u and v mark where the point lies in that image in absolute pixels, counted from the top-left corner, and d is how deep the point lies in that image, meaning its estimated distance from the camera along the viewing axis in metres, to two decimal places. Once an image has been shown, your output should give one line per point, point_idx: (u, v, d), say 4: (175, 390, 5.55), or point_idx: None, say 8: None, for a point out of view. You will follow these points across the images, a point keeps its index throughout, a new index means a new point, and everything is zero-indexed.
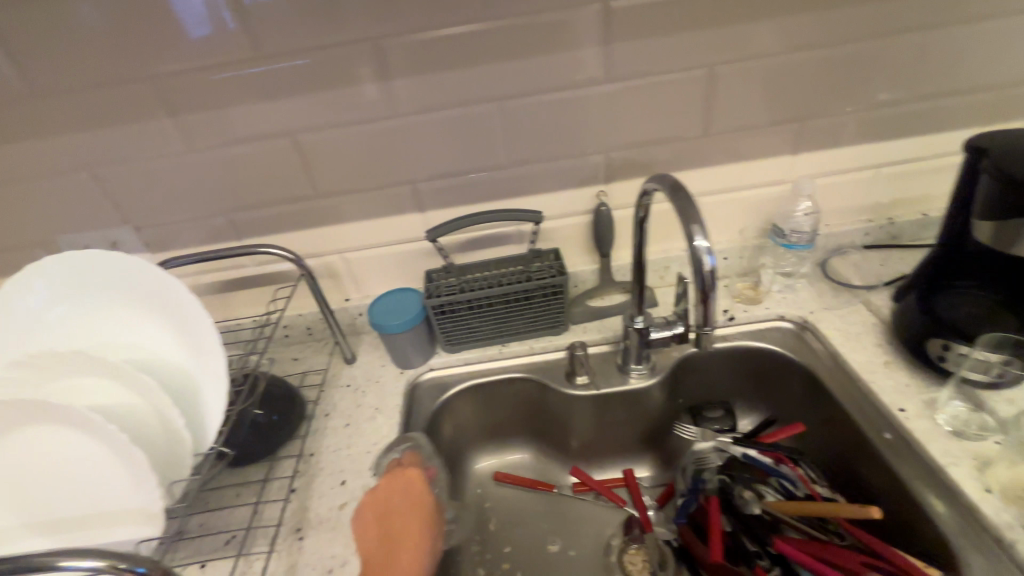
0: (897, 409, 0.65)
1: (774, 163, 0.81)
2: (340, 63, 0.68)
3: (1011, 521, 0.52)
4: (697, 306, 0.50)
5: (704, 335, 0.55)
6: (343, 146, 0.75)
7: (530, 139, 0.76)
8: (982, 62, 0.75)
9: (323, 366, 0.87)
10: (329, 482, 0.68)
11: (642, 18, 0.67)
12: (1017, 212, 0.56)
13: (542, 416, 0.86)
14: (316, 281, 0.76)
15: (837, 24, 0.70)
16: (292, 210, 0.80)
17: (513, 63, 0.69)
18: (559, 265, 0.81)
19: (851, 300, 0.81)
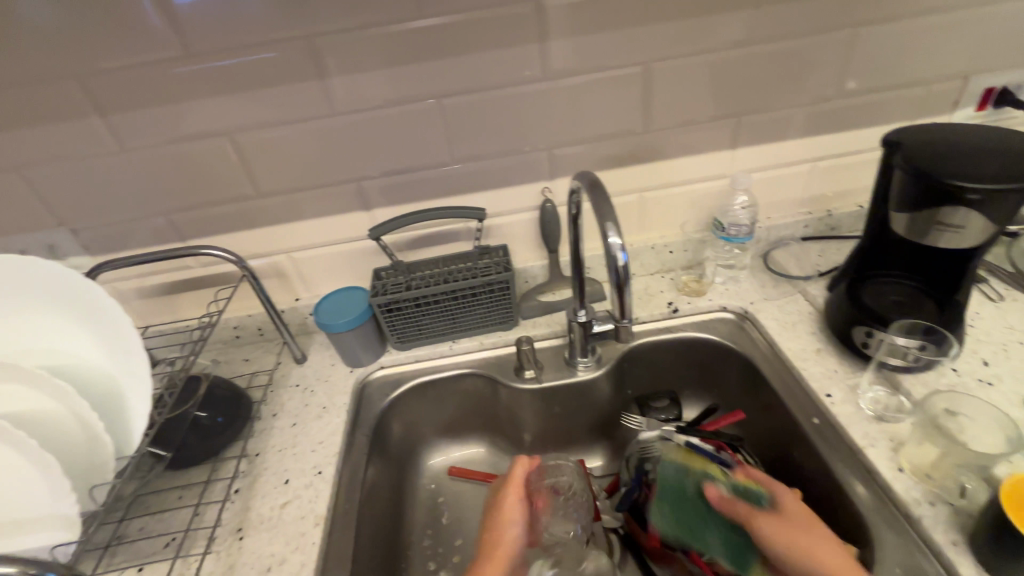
0: (824, 394, 0.67)
1: (714, 158, 0.84)
2: (273, 61, 0.68)
3: (918, 498, 0.54)
4: (613, 296, 0.54)
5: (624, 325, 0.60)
6: (282, 145, 0.74)
7: (472, 136, 0.76)
8: (911, 57, 0.77)
9: (272, 366, 0.87)
10: (272, 481, 0.69)
11: (575, 16, 0.68)
12: (926, 204, 0.59)
13: (493, 410, 0.87)
14: (259, 281, 0.75)
15: (769, 21, 0.71)
16: (235, 210, 0.80)
17: (449, 60, 0.70)
18: (505, 261, 0.81)
19: (789, 290, 0.84)
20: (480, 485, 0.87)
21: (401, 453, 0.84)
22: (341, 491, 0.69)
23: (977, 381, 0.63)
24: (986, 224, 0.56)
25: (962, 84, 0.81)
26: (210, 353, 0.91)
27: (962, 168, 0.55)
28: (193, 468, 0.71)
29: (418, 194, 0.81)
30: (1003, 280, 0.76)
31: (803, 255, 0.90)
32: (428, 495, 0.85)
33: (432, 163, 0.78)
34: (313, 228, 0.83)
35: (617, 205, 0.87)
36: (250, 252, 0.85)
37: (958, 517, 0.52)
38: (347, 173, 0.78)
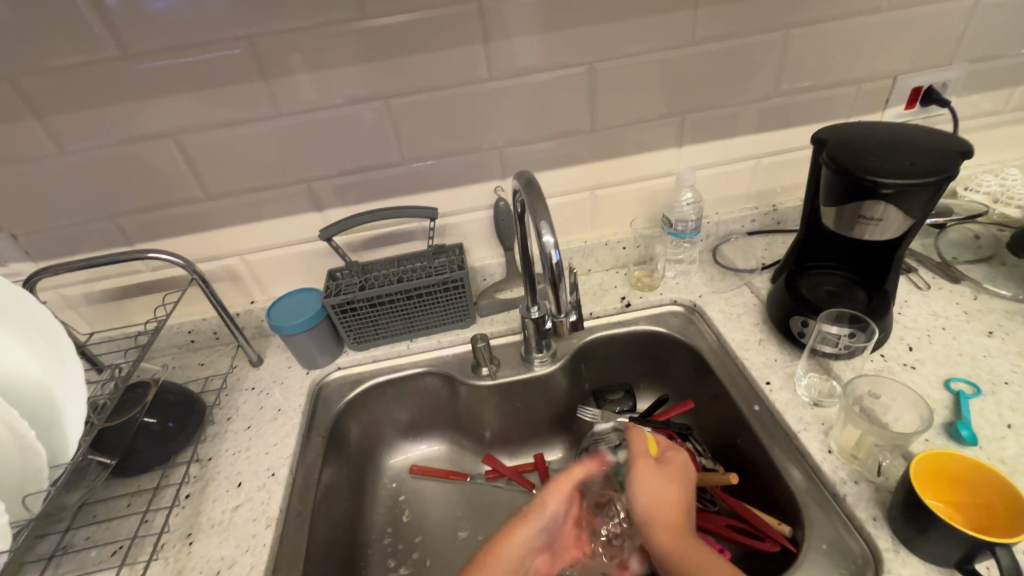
0: (764, 381, 0.70)
1: (661, 156, 0.86)
2: (215, 62, 0.67)
3: (844, 477, 0.58)
4: (550, 288, 0.58)
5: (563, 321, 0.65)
6: (229, 147, 0.74)
7: (422, 136, 0.77)
8: (843, 57, 0.80)
9: (226, 370, 0.86)
10: (224, 485, 0.68)
11: (517, 18, 0.69)
12: (850, 200, 0.61)
13: (452, 407, 0.88)
14: (209, 284, 0.75)
15: (707, 23, 0.74)
16: (183, 213, 0.79)
17: (393, 61, 0.70)
18: (460, 260, 0.82)
19: (736, 283, 0.87)
20: (441, 481, 0.87)
21: (360, 452, 0.84)
22: (294, 491, 0.69)
23: (902, 366, 0.67)
24: (903, 218, 0.59)
25: (892, 83, 0.85)
26: (164, 358, 0.90)
27: (880, 165, 0.58)
28: (143, 474, 0.70)
29: (370, 195, 0.82)
30: (930, 270, 0.80)
31: (749, 248, 0.93)
32: (389, 493, 0.86)
33: (383, 163, 0.79)
34: (266, 230, 0.83)
35: (570, 203, 0.89)
36: (202, 256, 0.84)
37: (878, 494, 0.56)
38: (297, 174, 0.78)
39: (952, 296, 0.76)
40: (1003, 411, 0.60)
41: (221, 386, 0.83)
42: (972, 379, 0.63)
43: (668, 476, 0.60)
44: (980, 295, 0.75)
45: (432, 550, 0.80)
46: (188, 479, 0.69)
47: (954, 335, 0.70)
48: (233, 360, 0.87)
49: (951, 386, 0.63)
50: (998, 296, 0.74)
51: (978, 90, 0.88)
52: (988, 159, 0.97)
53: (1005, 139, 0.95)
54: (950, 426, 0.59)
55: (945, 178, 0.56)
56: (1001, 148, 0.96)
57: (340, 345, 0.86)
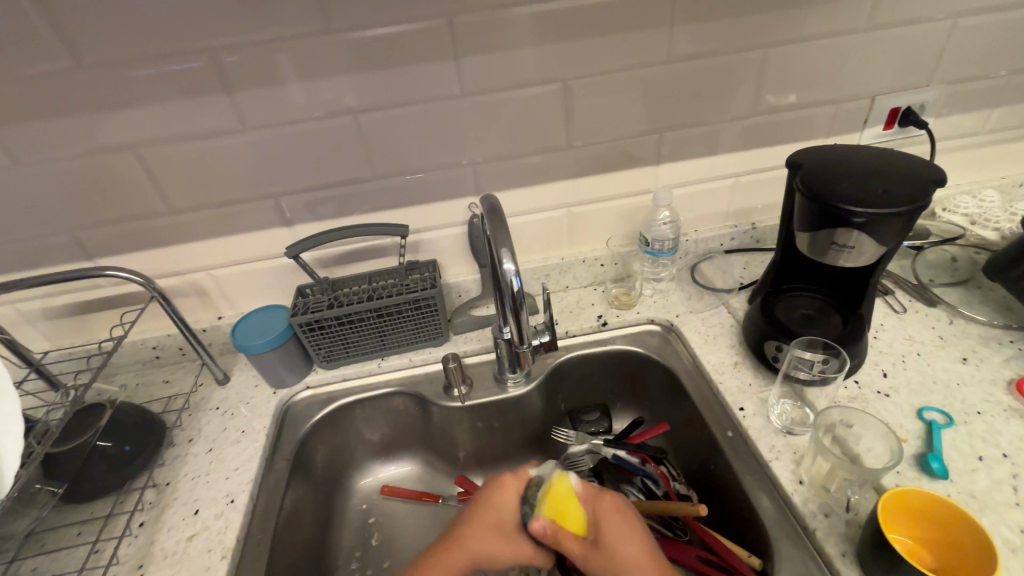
0: (737, 407, 0.69)
1: (637, 174, 0.85)
2: (174, 74, 0.65)
3: (814, 510, 0.56)
4: (510, 316, 0.57)
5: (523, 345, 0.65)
6: (192, 162, 0.72)
7: (392, 151, 0.75)
8: (821, 76, 0.80)
9: (190, 389, 0.83)
10: (181, 512, 0.66)
11: (488, 32, 0.67)
12: (822, 227, 0.60)
13: (424, 427, 0.86)
14: (170, 302, 0.72)
15: (683, 39, 0.72)
16: (146, 227, 0.77)
17: (361, 75, 0.68)
18: (433, 277, 0.80)
19: (713, 302, 0.86)
20: (413, 503, 0.85)
21: (328, 474, 0.82)
22: (254, 518, 0.66)
23: (875, 393, 0.66)
24: (876, 245, 0.58)
25: (870, 104, 0.84)
26: (128, 375, 0.87)
27: (852, 192, 0.57)
28: (96, 500, 0.68)
29: (341, 210, 0.80)
30: (907, 292, 0.80)
31: (728, 267, 0.92)
32: (358, 516, 0.84)
33: (353, 178, 0.77)
34: (232, 245, 0.81)
35: (547, 220, 0.87)
36: (166, 271, 0.81)
37: (848, 528, 0.54)
38: (264, 188, 0.76)
39: (928, 320, 0.75)
40: (975, 443, 0.59)
41: (183, 406, 0.80)
42: (945, 409, 0.63)
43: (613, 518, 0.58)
44: (956, 320, 0.74)
45: None
46: (143, 506, 0.67)
47: (929, 362, 0.69)
48: (198, 378, 0.85)
49: (924, 416, 0.62)
50: (974, 320, 0.74)
51: (955, 111, 0.88)
52: (966, 180, 0.97)
53: (982, 160, 0.95)
54: (921, 458, 0.58)
55: (917, 207, 0.55)
56: (979, 169, 0.96)
57: (310, 363, 0.84)
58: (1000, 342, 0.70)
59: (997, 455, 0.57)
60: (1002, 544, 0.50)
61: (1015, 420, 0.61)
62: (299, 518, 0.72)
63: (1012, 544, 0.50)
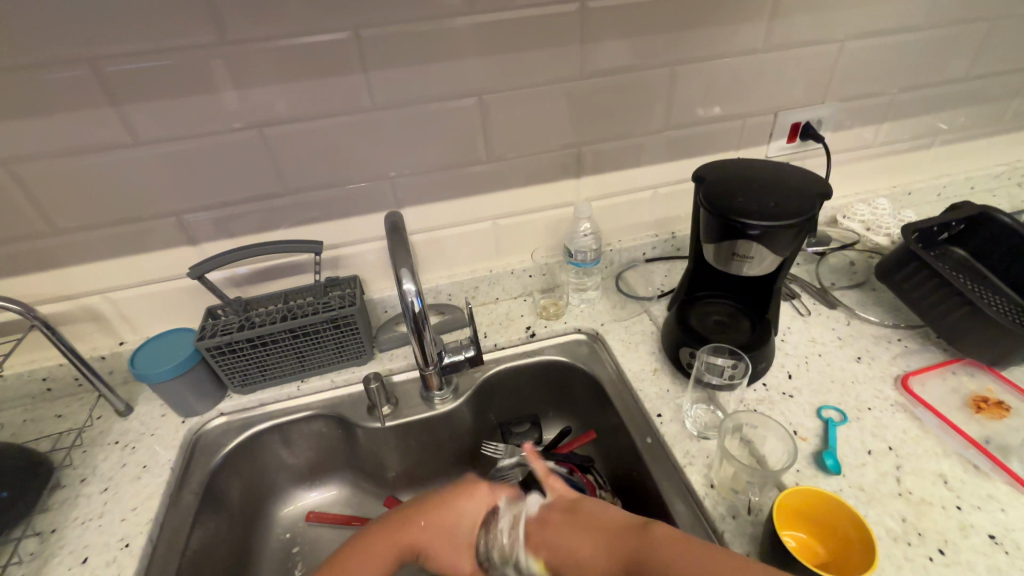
0: (656, 414, 0.70)
1: (560, 186, 0.86)
2: (47, 84, 0.60)
3: (723, 512, 0.58)
4: (412, 335, 0.61)
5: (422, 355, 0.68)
6: (77, 178, 0.66)
7: (303, 166, 0.72)
8: (728, 93, 0.84)
9: (85, 423, 0.76)
10: (67, 562, 0.61)
11: (396, 45, 0.66)
12: (724, 240, 0.63)
13: (350, 449, 0.83)
14: (56, 331, 0.67)
15: (595, 56, 0.74)
16: (27, 250, 0.70)
17: (263, 88, 0.65)
18: (353, 294, 0.78)
19: (637, 310, 0.88)
20: (340, 530, 0.82)
21: (245, 505, 0.77)
22: (153, 562, 0.62)
23: (780, 395, 0.69)
24: (773, 255, 0.62)
25: (773, 118, 0.89)
26: (14, 411, 0.79)
27: (749, 206, 0.60)
28: None
29: (250, 227, 0.76)
30: (812, 296, 0.85)
31: (651, 276, 0.96)
32: (281, 547, 0.79)
33: (262, 194, 0.73)
34: (131, 266, 0.75)
35: (472, 233, 0.87)
36: (55, 295, 0.75)
37: (753, 529, 0.57)
38: (165, 205, 0.71)
39: (829, 322, 0.80)
40: (865, 438, 0.63)
41: (75, 442, 0.74)
42: (840, 406, 0.67)
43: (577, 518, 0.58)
44: (853, 321, 0.80)
45: None
46: (22, 558, 0.61)
47: (829, 362, 0.73)
48: (94, 410, 0.78)
49: (822, 414, 0.66)
50: (868, 321, 0.79)
51: (850, 125, 0.95)
52: (863, 189, 1.05)
53: (875, 171, 1.03)
54: (817, 456, 0.61)
55: (804, 220, 0.58)
56: (874, 178, 1.04)
57: (222, 389, 0.79)
58: (890, 341, 0.76)
59: (884, 449, 0.61)
60: (885, 533, 0.53)
61: (900, 414, 0.65)
62: (208, 555, 0.67)
63: (894, 533, 0.53)
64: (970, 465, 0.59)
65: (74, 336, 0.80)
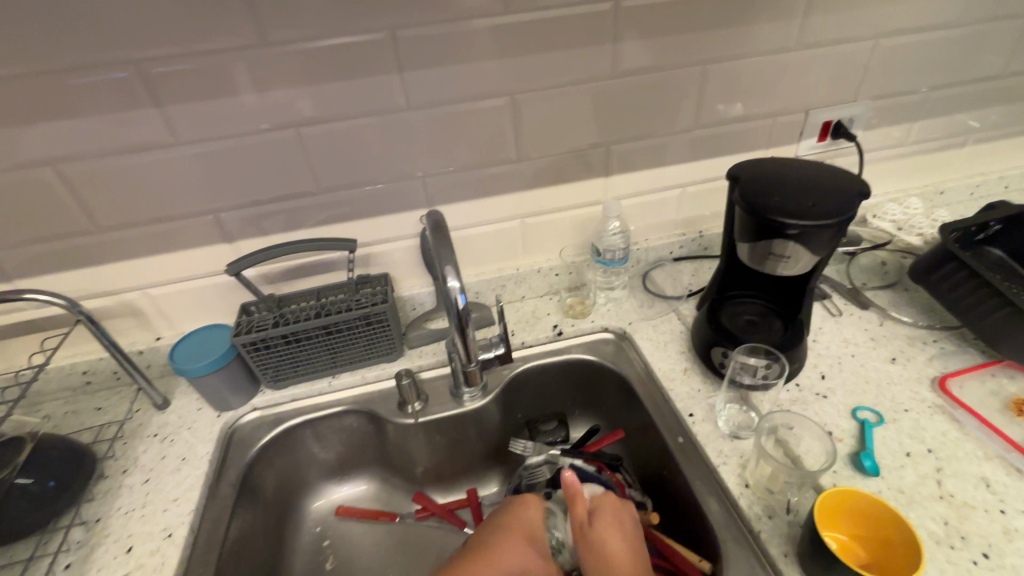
0: (687, 414, 0.70)
1: (589, 184, 0.86)
2: (96, 85, 0.61)
3: (759, 512, 0.58)
4: (458, 335, 0.63)
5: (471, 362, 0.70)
6: (120, 177, 0.68)
7: (337, 165, 0.73)
8: (759, 91, 0.83)
9: (125, 415, 0.78)
10: (113, 550, 0.62)
11: (431, 45, 0.67)
12: (761, 239, 0.63)
13: (380, 445, 0.84)
14: (99, 325, 0.68)
15: (626, 54, 0.74)
16: (71, 246, 0.72)
17: (302, 89, 0.66)
18: (384, 291, 0.78)
19: (665, 309, 0.88)
20: (369, 524, 0.83)
21: (278, 498, 0.79)
22: (194, 552, 0.63)
23: (814, 395, 0.69)
24: (810, 254, 0.61)
25: (804, 117, 0.88)
26: (55, 402, 0.81)
27: (786, 205, 0.60)
28: (17, 542, 0.63)
29: (284, 225, 0.77)
30: (843, 296, 0.84)
31: (678, 274, 0.95)
32: (312, 540, 0.81)
33: (298, 192, 0.75)
34: (169, 264, 0.77)
35: (499, 231, 0.87)
36: (97, 291, 0.77)
37: (790, 529, 0.56)
38: (202, 203, 0.72)
39: (861, 323, 0.79)
40: (903, 439, 0.62)
41: (117, 434, 0.76)
42: (877, 408, 0.66)
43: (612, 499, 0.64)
44: (886, 321, 0.79)
45: None
46: (70, 546, 0.63)
47: (862, 363, 0.73)
48: (134, 403, 0.80)
49: (857, 416, 0.65)
50: (901, 322, 0.78)
51: (882, 123, 0.94)
52: (893, 188, 1.04)
53: (907, 169, 1.02)
54: (855, 457, 0.61)
55: (844, 219, 0.58)
56: (904, 177, 1.03)
57: (256, 384, 0.80)
58: (925, 342, 0.75)
59: (923, 451, 0.61)
60: (928, 536, 0.53)
61: (938, 416, 0.65)
62: (244, 546, 0.69)
63: (936, 536, 0.53)
64: (1014, 469, 0.59)
65: (114, 331, 0.82)
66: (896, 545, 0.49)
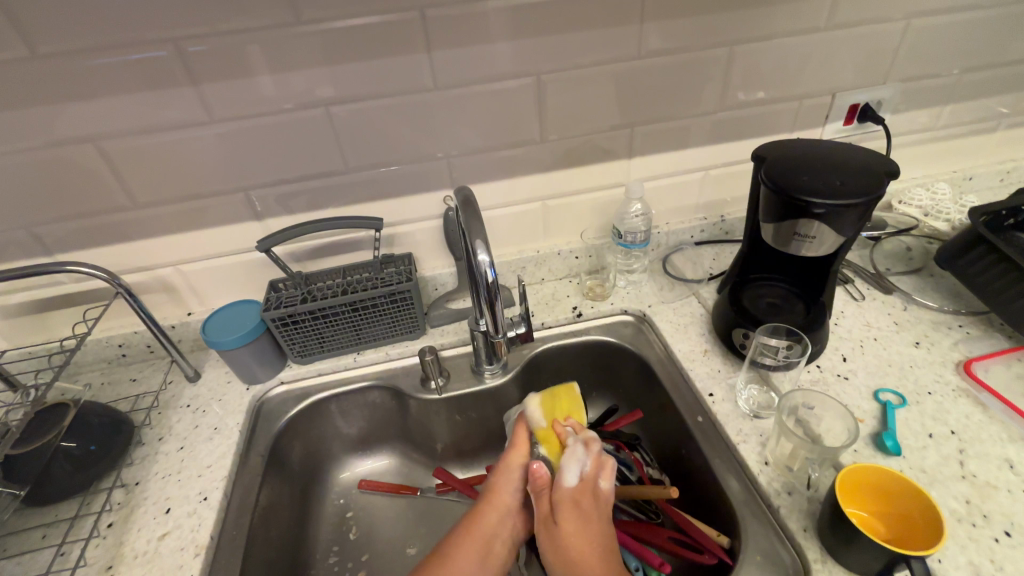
0: (707, 393, 0.71)
1: (611, 166, 0.87)
2: (135, 64, 0.63)
3: (778, 489, 0.59)
4: (486, 310, 0.64)
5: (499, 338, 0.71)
6: (156, 154, 0.70)
7: (364, 144, 0.75)
8: (786, 73, 0.82)
9: (160, 386, 0.82)
10: (152, 511, 0.65)
11: (458, 23, 0.67)
12: (786, 219, 0.63)
13: (402, 421, 0.86)
14: (136, 298, 0.71)
15: (652, 34, 0.74)
16: (109, 223, 0.75)
17: (332, 68, 0.68)
18: (409, 270, 0.80)
19: (684, 292, 0.88)
20: (391, 496, 0.85)
21: (304, 469, 0.81)
22: (228, 514, 0.66)
23: (836, 376, 0.69)
24: (835, 235, 0.61)
25: (831, 100, 0.87)
26: (92, 373, 0.85)
27: (813, 184, 0.59)
28: (62, 502, 0.66)
29: (312, 204, 0.79)
30: (866, 281, 0.84)
31: (699, 258, 0.96)
32: (336, 510, 0.83)
33: (326, 171, 0.76)
34: (202, 241, 0.79)
35: (521, 213, 0.88)
36: (132, 267, 0.80)
37: (809, 505, 0.57)
38: (234, 181, 0.74)
39: (885, 307, 0.79)
40: (926, 421, 0.62)
41: (153, 404, 0.79)
42: (899, 390, 0.66)
43: (569, 514, 0.59)
44: (910, 306, 0.78)
45: (379, 568, 0.78)
46: (112, 506, 0.66)
47: (885, 346, 0.72)
48: (168, 375, 0.83)
49: (879, 397, 0.65)
50: (926, 306, 0.78)
51: (910, 107, 0.92)
52: (920, 174, 1.02)
53: (935, 154, 1.00)
54: (877, 437, 0.61)
55: (872, 198, 0.57)
56: (932, 163, 1.01)
57: (284, 359, 0.83)
58: (950, 327, 0.74)
59: (946, 433, 0.61)
60: (950, 514, 0.53)
61: (963, 400, 0.64)
62: (273, 512, 0.71)
63: (957, 514, 0.53)
64: None
65: (148, 306, 0.85)
66: (919, 521, 0.50)
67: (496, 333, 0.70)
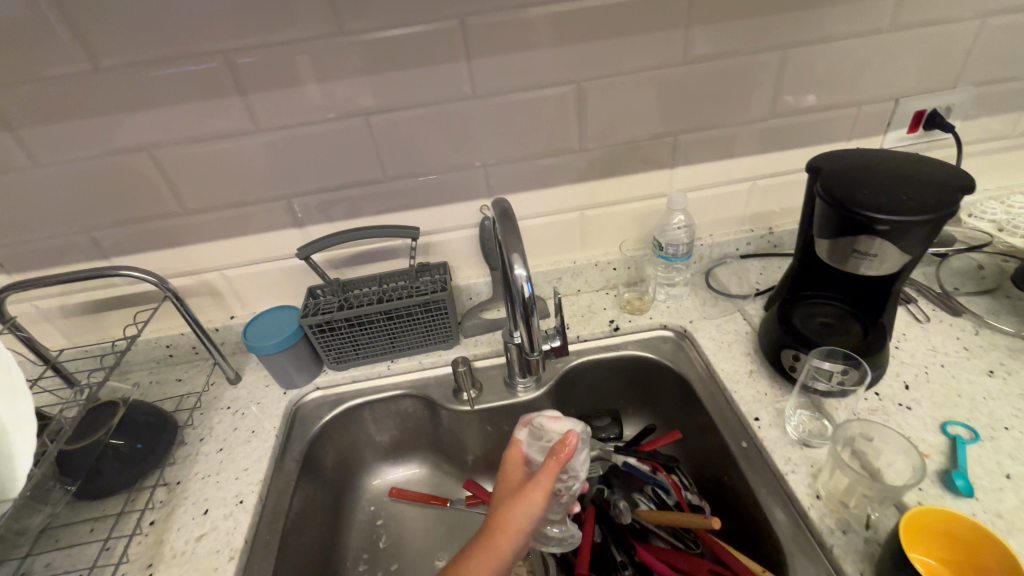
0: (753, 418, 0.67)
1: (653, 176, 0.84)
2: (187, 75, 0.65)
3: (831, 526, 0.54)
4: (522, 325, 0.63)
5: (534, 354, 0.70)
6: (206, 162, 0.72)
7: (403, 153, 0.75)
8: (843, 79, 0.77)
9: (203, 387, 0.84)
10: (191, 511, 0.67)
11: (500, 34, 0.67)
12: (843, 234, 0.59)
13: (434, 430, 0.85)
14: (184, 302, 0.73)
15: (700, 39, 0.71)
16: (161, 228, 0.78)
17: (373, 78, 0.68)
18: (444, 279, 0.80)
19: (728, 308, 0.85)
20: (421, 507, 0.84)
21: (337, 475, 0.82)
22: (262, 519, 0.67)
23: (897, 406, 0.64)
24: (900, 254, 0.57)
25: (894, 106, 0.82)
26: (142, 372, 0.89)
27: (875, 198, 0.55)
28: (109, 498, 0.69)
29: (351, 212, 0.80)
30: (931, 301, 0.77)
31: (743, 273, 0.91)
32: (367, 517, 0.83)
33: (365, 180, 0.77)
34: (245, 247, 0.81)
35: (559, 223, 0.86)
36: (181, 271, 0.83)
37: (867, 547, 0.53)
38: (277, 189, 0.76)
39: (952, 330, 0.73)
40: (1003, 460, 0.57)
41: (195, 404, 0.81)
42: (971, 424, 0.60)
43: None
44: (981, 330, 0.72)
45: None
46: (155, 504, 0.68)
47: (953, 374, 0.67)
48: (210, 377, 0.86)
49: (948, 431, 0.60)
50: (1000, 331, 0.71)
51: (983, 114, 0.85)
52: (993, 184, 0.94)
53: (1010, 164, 0.92)
54: (945, 475, 0.56)
55: (944, 214, 0.53)
56: (1006, 173, 0.93)
57: (320, 364, 0.84)
58: None
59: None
60: None
61: None
62: (305, 518, 0.72)
63: None
64: None
65: (194, 308, 0.88)
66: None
67: (531, 347, 0.69)
